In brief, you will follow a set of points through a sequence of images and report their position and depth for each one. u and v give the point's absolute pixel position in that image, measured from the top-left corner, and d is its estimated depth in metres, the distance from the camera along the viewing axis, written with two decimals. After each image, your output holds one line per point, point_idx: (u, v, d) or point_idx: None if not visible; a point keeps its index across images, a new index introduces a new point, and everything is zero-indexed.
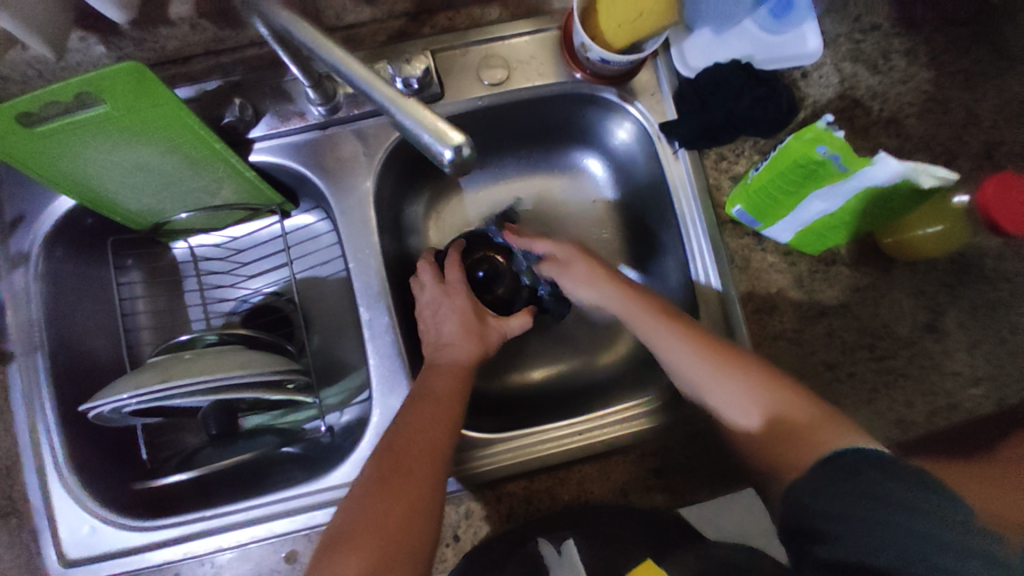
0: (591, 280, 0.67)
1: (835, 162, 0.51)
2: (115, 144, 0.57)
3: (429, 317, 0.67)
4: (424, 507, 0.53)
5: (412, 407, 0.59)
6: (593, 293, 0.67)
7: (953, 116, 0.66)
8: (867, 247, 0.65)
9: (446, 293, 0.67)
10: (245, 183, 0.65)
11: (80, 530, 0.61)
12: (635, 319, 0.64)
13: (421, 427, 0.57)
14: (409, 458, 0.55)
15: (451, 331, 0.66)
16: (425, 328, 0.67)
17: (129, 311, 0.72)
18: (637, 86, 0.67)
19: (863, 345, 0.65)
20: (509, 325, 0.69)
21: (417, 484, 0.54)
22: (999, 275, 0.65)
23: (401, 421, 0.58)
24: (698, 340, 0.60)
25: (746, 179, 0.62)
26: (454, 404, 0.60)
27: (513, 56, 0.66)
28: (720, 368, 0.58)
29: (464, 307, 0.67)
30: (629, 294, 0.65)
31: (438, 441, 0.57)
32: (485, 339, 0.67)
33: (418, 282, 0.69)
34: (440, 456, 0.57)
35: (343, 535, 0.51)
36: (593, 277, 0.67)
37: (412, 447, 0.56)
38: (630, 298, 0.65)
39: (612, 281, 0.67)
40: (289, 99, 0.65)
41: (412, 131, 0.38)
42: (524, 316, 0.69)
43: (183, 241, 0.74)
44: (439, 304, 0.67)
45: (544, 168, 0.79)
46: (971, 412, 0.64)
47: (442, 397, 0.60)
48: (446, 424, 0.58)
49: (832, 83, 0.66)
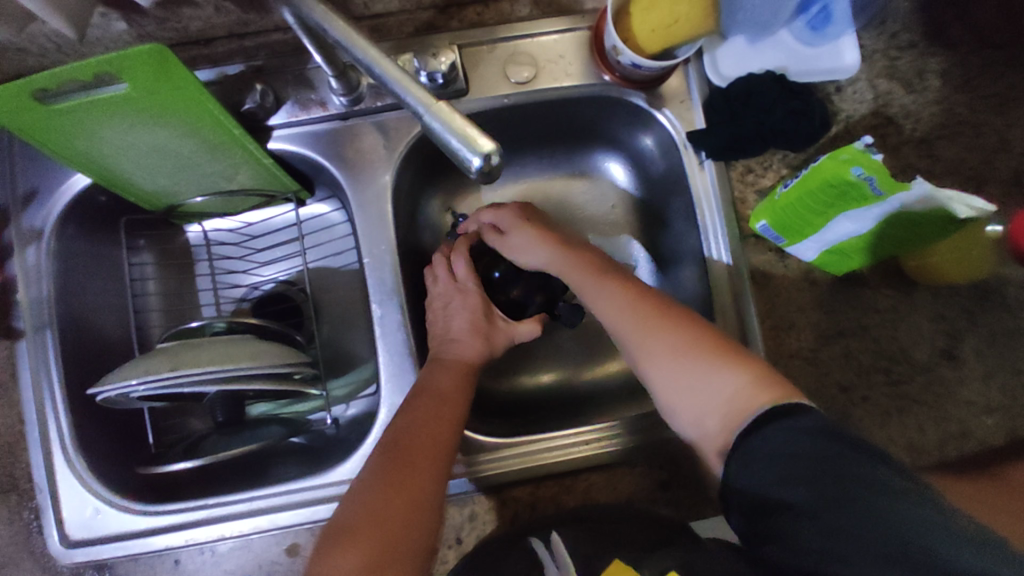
0: (538, 240, 0.64)
1: (871, 184, 0.50)
2: (132, 125, 0.56)
3: (440, 312, 0.66)
4: (428, 507, 0.53)
5: (417, 405, 0.58)
6: (537, 258, 0.64)
7: (986, 140, 0.64)
8: (889, 270, 0.64)
9: (460, 291, 0.67)
10: (262, 170, 0.64)
11: (82, 511, 0.61)
12: (576, 282, 0.62)
13: (423, 425, 0.57)
14: (412, 455, 0.55)
15: (459, 327, 0.65)
16: (434, 324, 0.67)
17: (139, 292, 0.71)
18: (666, 91, 0.66)
19: (879, 368, 0.64)
20: (516, 330, 0.67)
21: (421, 483, 0.53)
22: (1023, 305, 0.63)
23: (403, 418, 0.58)
24: (642, 303, 0.58)
25: (772, 194, 0.61)
26: (458, 402, 0.59)
27: (541, 54, 0.65)
28: (659, 329, 0.55)
29: (475, 303, 0.66)
30: (570, 256, 0.63)
31: (442, 440, 0.57)
32: (491, 340, 0.66)
33: (434, 275, 0.69)
34: (444, 454, 0.56)
35: (343, 528, 0.50)
36: (534, 240, 0.64)
37: (416, 444, 0.55)
38: (568, 262, 0.63)
39: (554, 243, 0.64)
40: (311, 86, 0.64)
41: (442, 137, 0.36)
42: (533, 324, 0.68)
43: (196, 224, 0.74)
44: (450, 299, 0.67)
45: (565, 169, 0.78)
46: (984, 442, 0.63)
47: (446, 392, 0.59)
48: (450, 423, 0.58)
49: (865, 99, 0.65)
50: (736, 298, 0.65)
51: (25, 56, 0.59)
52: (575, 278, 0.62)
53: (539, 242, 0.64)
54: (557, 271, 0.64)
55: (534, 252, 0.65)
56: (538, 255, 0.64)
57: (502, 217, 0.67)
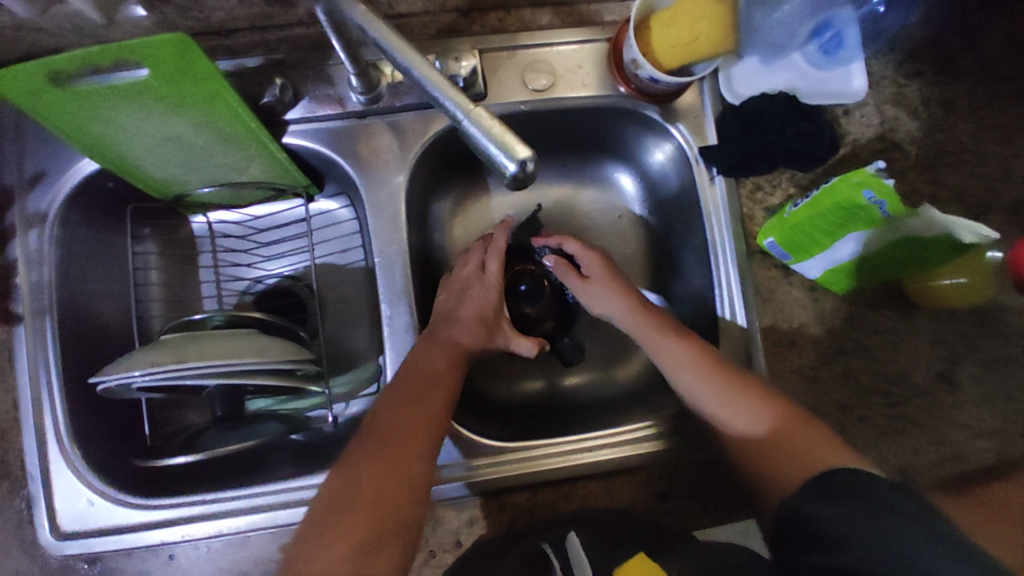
0: (614, 290, 0.67)
1: (880, 207, 0.52)
2: (148, 112, 0.55)
3: (455, 293, 0.67)
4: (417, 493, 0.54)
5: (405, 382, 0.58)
6: (611, 309, 0.67)
7: (989, 169, 0.66)
8: (890, 291, 0.66)
9: (481, 280, 0.66)
10: (276, 164, 0.64)
11: (75, 502, 0.60)
12: (644, 336, 0.65)
13: (408, 405, 0.57)
14: (400, 440, 0.55)
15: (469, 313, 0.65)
16: (444, 300, 0.66)
17: (141, 281, 0.70)
18: (680, 107, 0.67)
19: (877, 388, 0.65)
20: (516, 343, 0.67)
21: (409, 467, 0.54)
22: (1017, 331, 0.65)
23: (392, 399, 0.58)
24: (712, 360, 0.61)
25: (782, 212, 0.62)
26: (447, 384, 0.59)
27: (560, 63, 0.65)
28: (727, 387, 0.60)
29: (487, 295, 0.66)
30: (643, 313, 0.66)
31: (431, 425, 0.57)
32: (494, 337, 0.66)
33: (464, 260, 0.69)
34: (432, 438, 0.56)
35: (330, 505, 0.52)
36: (613, 291, 0.67)
37: (405, 430, 0.55)
38: (640, 316, 0.66)
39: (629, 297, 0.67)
40: (330, 83, 0.64)
41: (478, 142, 0.37)
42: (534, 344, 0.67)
43: (202, 215, 0.73)
44: (468, 285, 0.67)
45: (575, 177, 0.78)
46: (976, 465, 0.64)
47: (436, 375, 0.59)
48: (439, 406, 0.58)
49: (873, 124, 0.67)
50: (742, 313, 0.65)
51: (40, 35, 0.58)
52: (647, 333, 0.65)
53: (613, 293, 0.67)
54: (626, 325, 0.67)
55: (609, 302, 0.67)
56: (612, 306, 0.67)
57: (586, 260, 0.68)
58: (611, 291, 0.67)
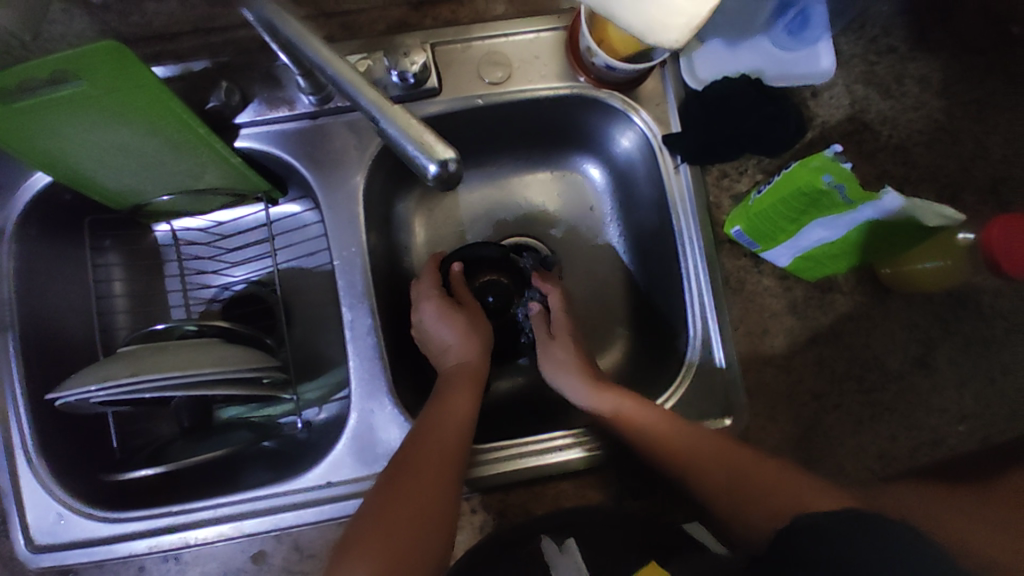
0: (575, 376, 0.65)
1: (840, 192, 0.50)
2: (93, 126, 0.54)
3: (430, 325, 0.67)
4: (444, 518, 0.54)
5: (409, 464, 0.55)
6: (566, 383, 0.65)
7: (963, 146, 0.64)
8: (864, 277, 0.64)
9: (445, 309, 0.67)
10: (231, 170, 0.63)
11: (46, 516, 0.59)
12: (604, 419, 0.62)
13: (436, 423, 0.58)
14: (427, 461, 0.55)
15: (451, 335, 0.66)
16: (428, 340, 0.68)
17: (105, 294, 0.69)
18: (642, 94, 0.65)
19: (851, 374, 0.63)
20: (480, 336, 0.67)
21: (418, 549, 0.51)
22: (995, 313, 0.63)
23: (415, 431, 0.58)
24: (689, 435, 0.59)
25: (747, 200, 0.61)
26: (465, 410, 0.60)
27: (516, 54, 0.64)
28: (691, 452, 0.58)
29: (446, 310, 0.66)
30: (602, 394, 0.63)
31: (455, 449, 0.57)
32: (482, 330, 0.68)
33: (419, 288, 0.69)
34: (444, 517, 0.54)
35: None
36: (568, 368, 0.66)
37: (431, 452, 0.56)
38: (598, 398, 0.63)
39: (587, 378, 0.65)
40: (279, 85, 0.62)
41: (397, 141, 0.36)
42: (485, 321, 0.69)
43: (165, 223, 0.72)
44: (436, 319, 0.66)
45: (543, 170, 0.77)
46: (953, 449, 0.63)
47: (457, 399, 0.61)
48: (458, 429, 0.58)
49: (843, 104, 0.64)
50: (711, 307, 0.63)
51: None
52: (603, 409, 0.62)
53: (576, 376, 0.65)
54: (583, 406, 0.64)
55: (565, 376, 0.66)
56: (571, 388, 0.65)
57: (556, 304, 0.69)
58: (568, 367, 0.66)
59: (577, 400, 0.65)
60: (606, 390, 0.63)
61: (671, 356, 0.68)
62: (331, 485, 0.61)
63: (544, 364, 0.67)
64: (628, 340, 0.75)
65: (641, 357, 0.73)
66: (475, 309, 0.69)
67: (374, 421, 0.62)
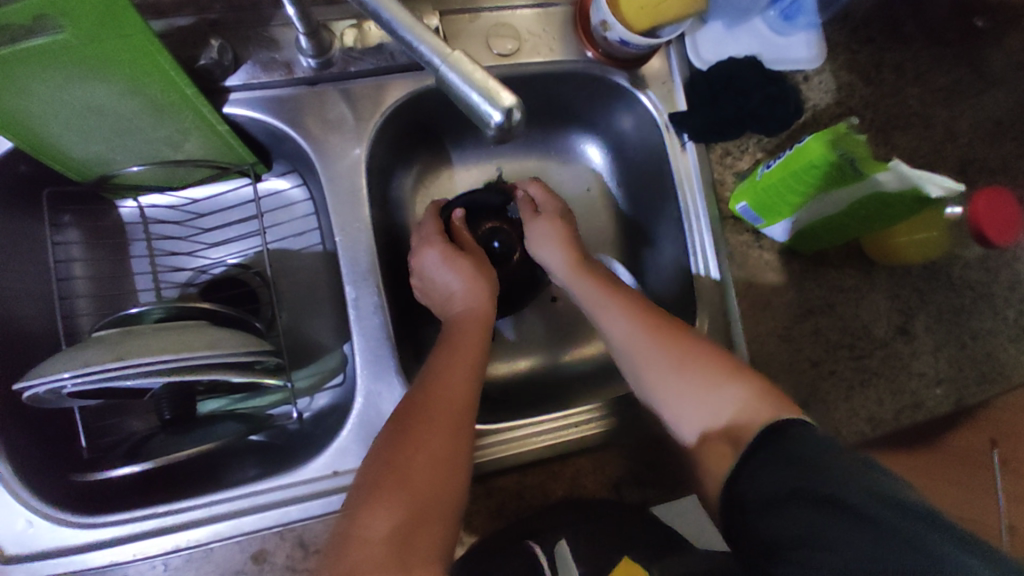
0: (555, 240, 0.65)
1: (851, 165, 0.53)
2: (63, 83, 0.47)
3: (432, 268, 0.63)
4: (460, 468, 0.50)
5: (419, 413, 0.51)
6: (545, 253, 0.65)
7: (934, 131, 0.69)
8: (852, 252, 0.68)
9: (446, 250, 0.62)
10: (216, 138, 0.58)
11: (11, 524, 0.52)
12: (581, 290, 0.63)
13: (445, 373, 0.54)
14: (438, 413, 0.51)
15: (455, 279, 0.62)
16: (431, 285, 0.64)
17: (64, 276, 0.62)
18: (647, 73, 0.66)
19: (843, 344, 0.67)
20: (486, 281, 0.62)
21: (437, 500, 0.48)
22: (965, 284, 0.68)
23: (422, 379, 0.54)
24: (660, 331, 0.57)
25: (753, 176, 0.63)
26: (473, 354, 0.57)
27: (525, 27, 0.62)
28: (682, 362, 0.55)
29: (450, 253, 0.62)
30: (580, 272, 0.63)
31: (465, 399, 0.53)
32: (487, 274, 0.63)
33: (421, 234, 0.65)
34: (461, 464, 0.50)
35: (355, 549, 0.44)
36: (558, 236, 0.65)
37: (440, 402, 0.52)
38: (576, 271, 0.63)
39: (570, 251, 0.64)
40: (274, 46, 0.58)
41: (459, 89, 0.34)
42: (491, 272, 0.64)
43: (132, 199, 0.66)
44: (441, 260, 0.62)
45: (539, 151, 0.76)
46: (933, 410, 0.66)
47: (463, 344, 0.58)
48: (468, 377, 0.55)
49: (830, 89, 0.68)
50: (716, 273, 0.65)
51: None
52: (580, 284, 0.63)
53: (558, 243, 0.64)
54: (559, 275, 0.65)
55: (547, 247, 0.65)
56: (552, 256, 0.65)
57: (544, 200, 0.68)
58: (554, 237, 0.65)
59: (552, 267, 0.65)
60: (581, 266, 0.63)
61: None
62: (338, 474, 0.56)
63: (528, 238, 0.66)
64: None
65: None
66: (479, 255, 0.65)
67: (383, 405, 0.58)
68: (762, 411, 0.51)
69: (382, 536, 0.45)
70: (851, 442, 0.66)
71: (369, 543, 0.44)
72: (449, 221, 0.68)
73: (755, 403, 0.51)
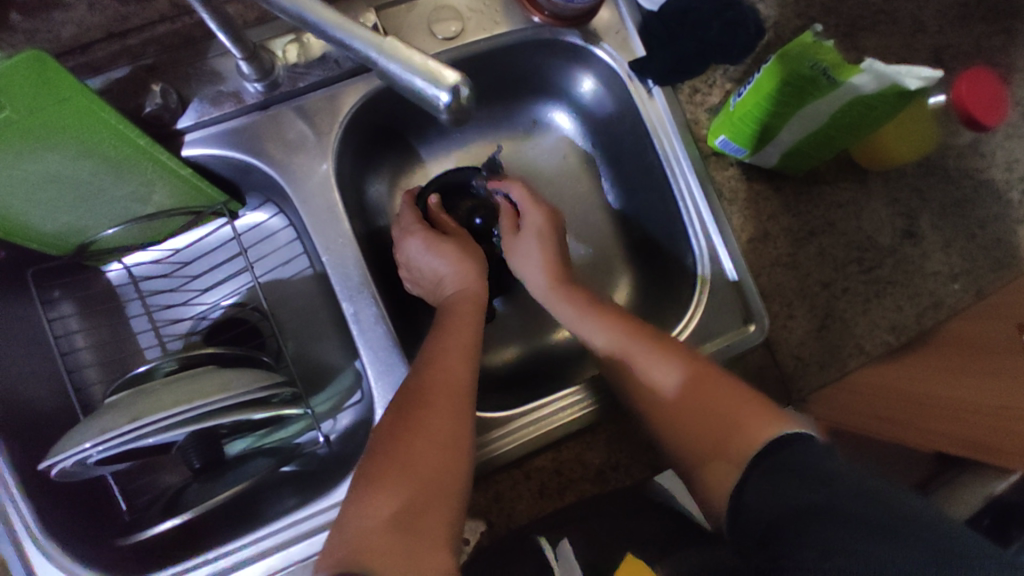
0: (536, 262, 0.63)
1: (825, 75, 0.51)
2: (15, 158, 0.47)
3: (419, 261, 0.61)
4: (466, 453, 0.49)
5: (417, 399, 0.50)
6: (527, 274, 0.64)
7: (902, 24, 0.66)
8: (841, 164, 0.67)
9: (430, 239, 0.61)
10: (181, 183, 0.57)
11: None
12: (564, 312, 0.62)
13: (442, 356, 0.53)
14: (437, 396, 0.50)
15: (444, 264, 0.60)
16: (423, 277, 0.62)
17: (68, 349, 0.62)
18: (598, 26, 0.64)
19: (851, 259, 0.65)
20: (472, 265, 0.61)
21: (444, 487, 0.46)
22: (964, 173, 0.67)
23: (419, 365, 0.53)
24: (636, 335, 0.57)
25: (727, 107, 0.62)
26: (468, 334, 0.56)
27: (466, 5, 0.61)
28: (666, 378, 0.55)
29: (433, 240, 0.61)
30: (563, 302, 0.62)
31: (464, 381, 0.52)
32: (476, 255, 0.62)
33: (401, 227, 0.63)
34: (465, 447, 0.49)
35: (357, 534, 0.42)
36: (536, 257, 0.63)
37: (441, 387, 0.50)
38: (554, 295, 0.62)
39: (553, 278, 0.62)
40: (219, 79, 0.57)
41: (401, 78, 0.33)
42: (479, 257, 0.62)
43: (116, 262, 0.66)
44: (427, 249, 0.61)
45: (508, 128, 0.74)
46: (955, 307, 0.65)
47: (454, 326, 0.56)
48: (466, 359, 0.53)
49: (788, 3, 0.66)
50: (708, 211, 0.63)
51: None
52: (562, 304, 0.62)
53: (534, 266, 0.63)
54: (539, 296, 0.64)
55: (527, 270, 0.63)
56: (531, 278, 0.63)
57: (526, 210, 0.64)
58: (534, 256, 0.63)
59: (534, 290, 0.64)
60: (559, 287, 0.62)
61: (677, 281, 0.67)
62: None
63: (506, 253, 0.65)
64: (633, 276, 0.73)
65: (650, 287, 0.71)
66: (465, 239, 0.63)
67: None
68: (756, 418, 0.49)
69: (388, 518, 0.43)
70: (877, 354, 0.65)
71: (372, 523, 0.42)
72: (427, 209, 0.66)
73: (747, 406, 0.50)
